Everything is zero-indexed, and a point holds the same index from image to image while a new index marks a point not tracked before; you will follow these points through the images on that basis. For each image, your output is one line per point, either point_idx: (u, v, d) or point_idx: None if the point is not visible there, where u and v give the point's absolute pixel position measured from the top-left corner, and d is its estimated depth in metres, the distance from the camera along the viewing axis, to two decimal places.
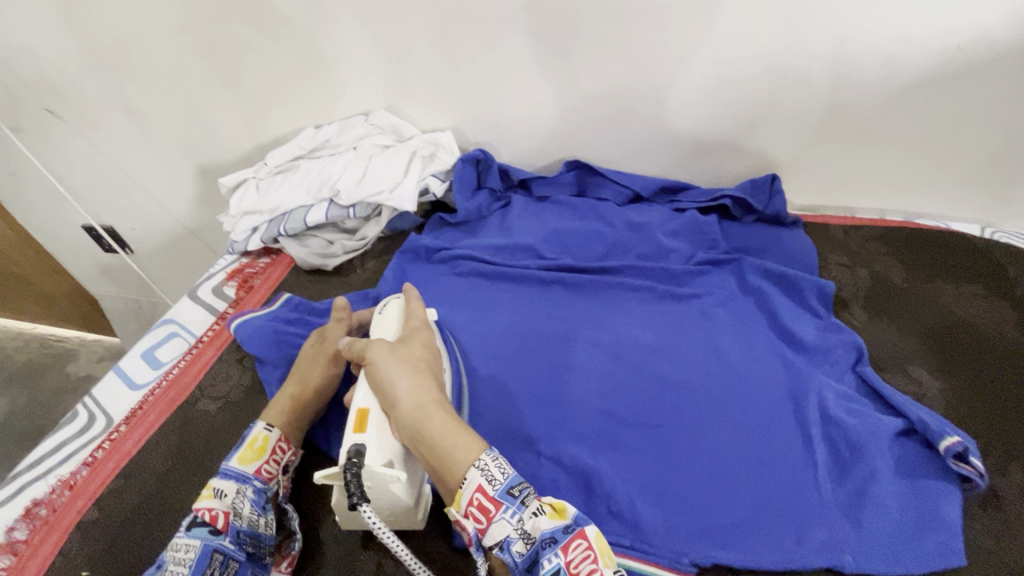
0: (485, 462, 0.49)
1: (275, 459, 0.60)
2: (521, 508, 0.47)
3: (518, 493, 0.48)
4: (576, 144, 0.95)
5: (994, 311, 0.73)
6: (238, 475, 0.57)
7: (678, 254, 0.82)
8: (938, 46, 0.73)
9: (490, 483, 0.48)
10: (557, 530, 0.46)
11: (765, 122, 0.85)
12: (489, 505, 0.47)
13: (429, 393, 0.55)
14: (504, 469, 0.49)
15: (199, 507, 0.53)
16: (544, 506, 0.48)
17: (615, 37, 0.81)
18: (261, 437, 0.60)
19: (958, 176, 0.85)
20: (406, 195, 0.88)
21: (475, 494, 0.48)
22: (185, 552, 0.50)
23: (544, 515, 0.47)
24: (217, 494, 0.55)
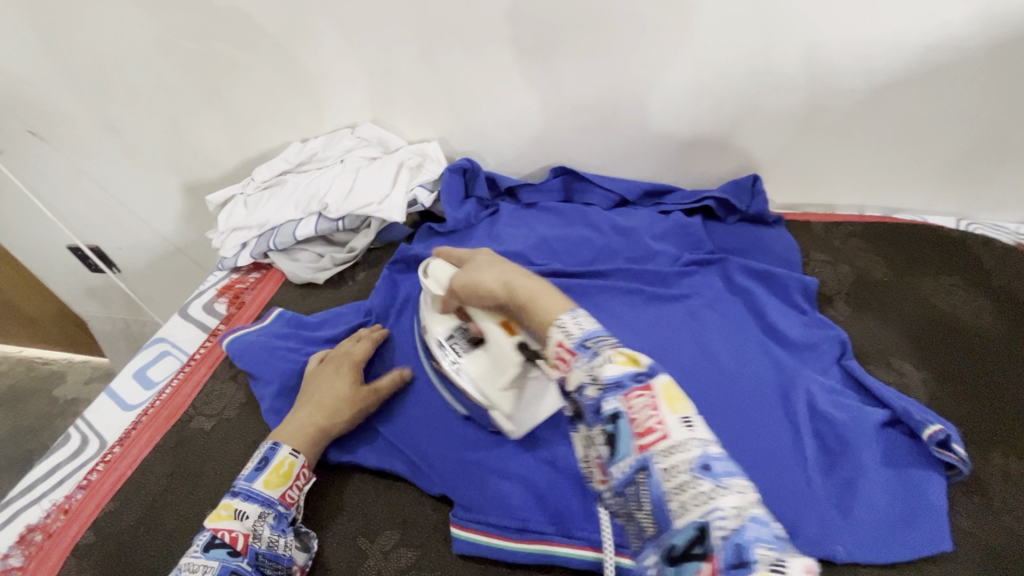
0: (570, 316, 0.44)
1: (299, 485, 0.61)
2: (593, 357, 0.40)
3: (593, 343, 0.41)
4: (561, 151, 0.97)
5: (973, 301, 0.75)
6: (262, 499, 0.58)
7: (665, 256, 0.84)
8: (906, 47, 0.75)
9: (567, 336, 0.43)
10: (625, 375, 0.39)
11: (745, 124, 0.87)
12: (567, 355, 0.42)
13: (512, 269, 0.55)
14: (587, 321, 0.43)
15: (220, 527, 0.55)
16: (617, 353, 0.40)
17: (596, 45, 0.82)
18: (286, 462, 0.61)
19: (933, 171, 0.88)
20: (395, 206, 0.89)
21: (556, 347, 0.43)
22: (202, 572, 0.52)
23: (612, 363, 0.39)
24: (237, 516, 0.56)
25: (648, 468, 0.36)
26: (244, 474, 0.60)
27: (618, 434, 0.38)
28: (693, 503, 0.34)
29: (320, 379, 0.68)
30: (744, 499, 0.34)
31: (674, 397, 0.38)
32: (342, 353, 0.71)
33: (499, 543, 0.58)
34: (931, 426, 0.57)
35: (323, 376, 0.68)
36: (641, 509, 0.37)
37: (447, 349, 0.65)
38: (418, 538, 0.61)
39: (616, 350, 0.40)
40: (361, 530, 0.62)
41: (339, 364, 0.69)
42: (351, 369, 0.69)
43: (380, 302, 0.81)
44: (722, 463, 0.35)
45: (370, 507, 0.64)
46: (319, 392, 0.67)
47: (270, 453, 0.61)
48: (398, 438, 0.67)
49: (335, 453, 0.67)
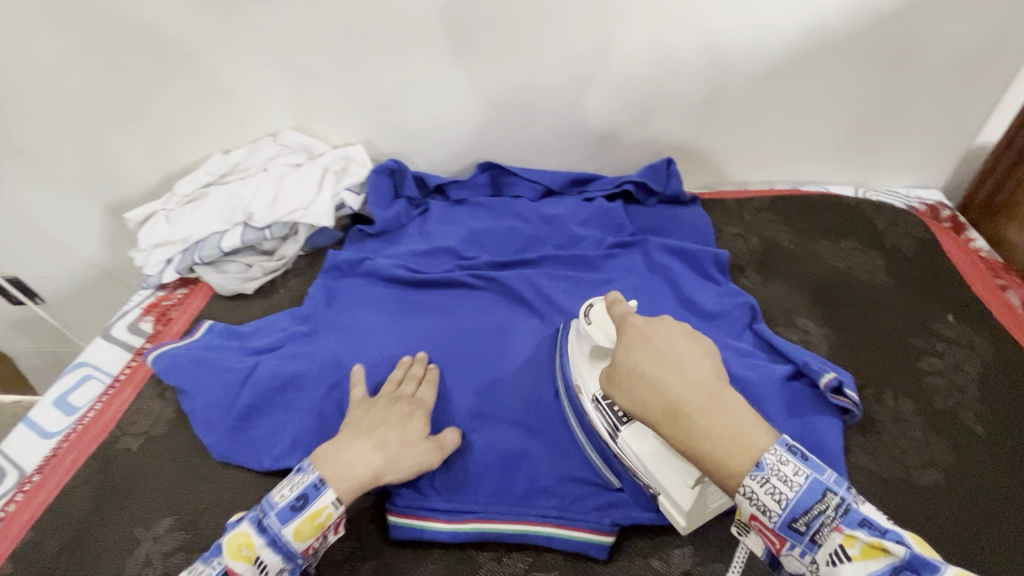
0: (755, 477, 0.42)
1: (324, 537, 0.55)
2: (816, 547, 0.42)
3: (805, 528, 0.42)
4: (486, 147, 0.99)
5: (869, 261, 0.82)
6: (286, 548, 0.53)
7: (590, 240, 0.87)
8: (788, 29, 0.81)
9: (766, 514, 0.43)
10: (872, 571, 0.40)
11: (654, 110, 0.91)
12: (776, 539, 0.43)
13: (684, 388, 0.47)
14: (789, 489, 0.42)
15: (236, 571, 0.51)
16: (850, 543, 0.41)
17: (507, 43, 0.85)
18: (324, 515, 0.54)
19: (830, 145, 0.94)
20: (322, 211, 0.89)
21: (754, 522, 0.44)
22: None
23: (847, 558, 0.40)
24: (256, 561, 0.52)
25: None
26: (278, 509, 0.53)
27: None
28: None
29: (384, 417, 0.61)
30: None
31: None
32: (408, 395, 0.65)
33: (435, 526, 0.60)
34: (825, 373, 0.62)
35: (391, 420, 0.61)
36: None
37: (604, 413, 0.59)
38: (352, 528, 0.61)
39: (843, 534, 0.41)
40: None
41: (412, 409, 0.63)
42: (423, 418, 0.63)
43: (314, 308, 0.81)
44: None
45: None
46: (385, 427, 0.60)
47: (312, 493, 0.54)
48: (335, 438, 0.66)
49: (269, 459, 0.66)
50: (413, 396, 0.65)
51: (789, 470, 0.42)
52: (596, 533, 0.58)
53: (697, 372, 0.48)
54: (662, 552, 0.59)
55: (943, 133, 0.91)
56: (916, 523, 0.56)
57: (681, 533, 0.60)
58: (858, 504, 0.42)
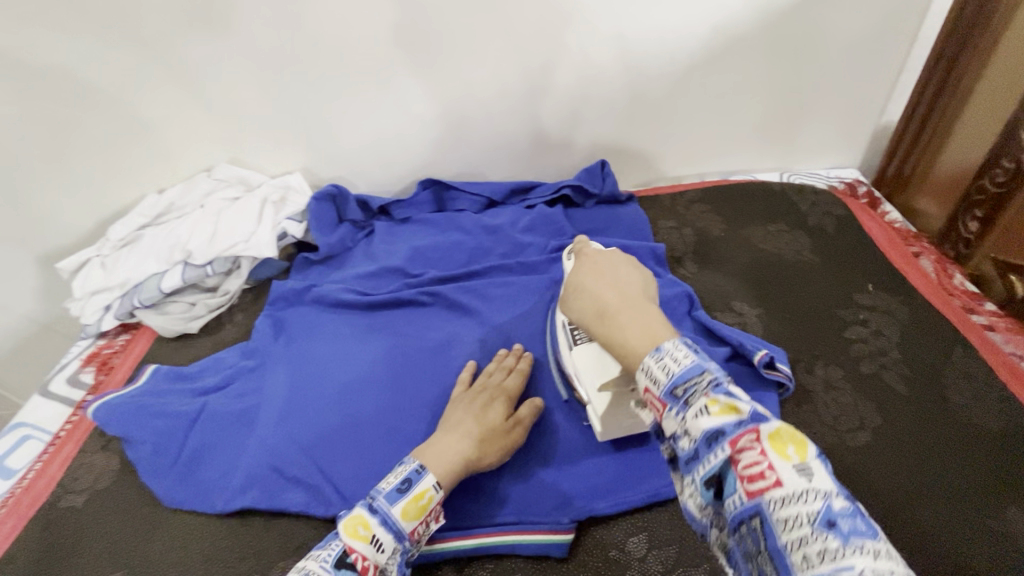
0: (653, 356, 0.43)
1: (429, 521, 0.55)
2: (685, 407, 0.40)
3: (682, 392, 0.40)
4: (424, 164, 1.00)
5: (796, 241, 0.86)
6: (397, 530, 0.53)
7: (533, 247, 0.89)
8: (694, 30, 0.85)
9: (654, 384, 0.42)
10: (725, 424, 0.38)
11: (581, 115, 0.95)
12: (657, 404, 0.42)
13: (617, 291, 0.51)
14: (674, 362, 0.42)
15: (357, 549, 0.50)
16: (710, 400, 0.39)
17: (433, 63, 0.87)
18: (428, 496, 0.55)
19: (751, 135, 1.00)
20: (263, 242, 0.88)
21: (645, 393, 0.43)
22: None
23: (708, 414, 0.38)
24: (372, 541, 0.51)
25: (761, 512, 0.35)
26: (385, 491, 0.54)
27: (726, 487, 0.38)
28: (817, 556, 0.32)
29: (467, 408, 0.64)
30: (879, 559, 0.32)
31: (782, 440, 0.36)
32: (493, 382, 0.67)
33: None
34: (758, 351, 0.65)
35: (472, 409, 0.64)
36: (761, 553, 0.36)
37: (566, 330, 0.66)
38: None
39: (710, 398, 0.39)
40: (255, 566, 0.61)
41: (492, 396, 0.65)
42: (504, 403, 0.65)
43: (263, 341, 0.80)
44: (848, 518, 0.34)
45: (263, 542, 0.63)
46: (466, 420, 0.62)
47: (414, 476, 0.56)
48: (293, 470, 0.66)
49: (222, 500, 0.65)
50: (495, 383, 0.67)
51: (680, 349, 0.42)
52: (556, 532, 0.60)
53: (630, 287, 0.52)
54: (620, 542, 0.60)
55: (852, 115, 0.97)
56: (851, 483, 0.59)
57: (635, 522, 0.62)
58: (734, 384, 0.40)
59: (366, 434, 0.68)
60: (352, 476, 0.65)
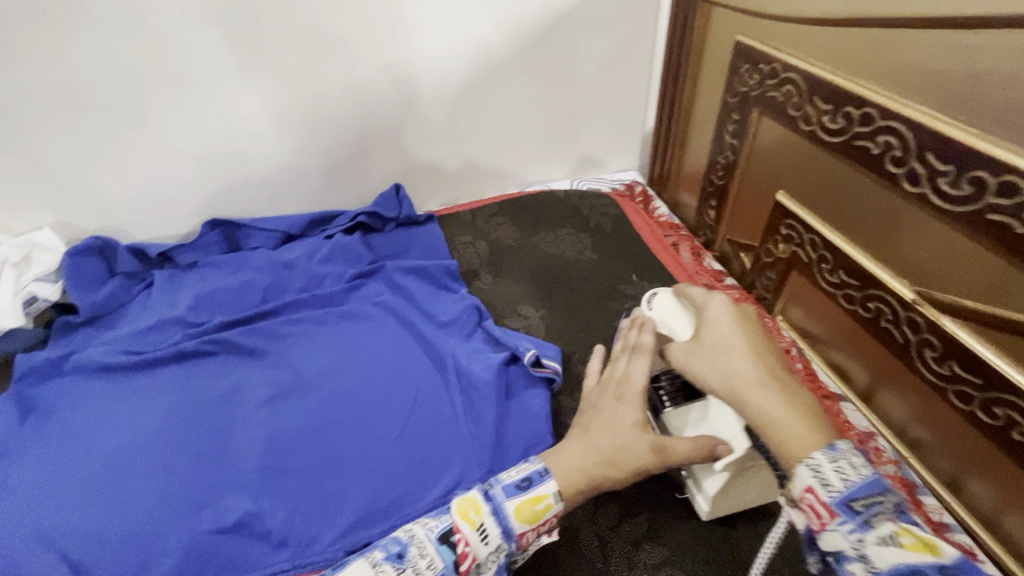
0: (826, 454, 0.47)
1: (539, 530, 0.56)
2: (864, 528, 0.44)
3: (862, 511, 0.44)
4: (210, 203, 0.93)
5: (577, 242, 0.95)
6: (504, 526, 0.54)
7: (331, 277, 0.88)
8: (459, 55, 0.90)
9: (825, 487, 0.45)
10: (925, 565, 0.41)
11: (370, 141, 0.95)
12: (824, 512, 0.45)
13: (756, 363, 0.54)
14: (853, 472, 0.45)
15: (461, 530, 0.53)
16: (905, 536, 0.43)
17: (190, 101, 0.82)
18: (545, 505, 0.55)
19: (539, 148, 1.08)
20: (3, 311, 0.76)
21: (806, 493, 0.46)
22: (426, 564, 0.51)
23: (898, 544, 0.43)
24: (479, 528, 0.53)
25: None
26: (504, 484, 0.56)
27: None
28: None
29: (602, 405, 0.61)
30: None
31: None
32: (612, 381, 0.62)
33: None
34: (528, 351, 0.70)
35: (603, 411, 0.60)
36: None
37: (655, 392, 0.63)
38: None
39: (901, 529, 0.43)
40: None
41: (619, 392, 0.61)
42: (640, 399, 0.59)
43: (4, 427, 0.69)
44: None
45: None
46: (594, 431, 0.59)
47: (536, 479, 0.57)
48: (24, 565, 0.56)
49: None
50: (621, 373, 0.62)
51: (857, 457, 0.46)
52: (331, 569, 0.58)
53: (724, 350, 0.56)
54: None
55: (621, 125, 1.09)
56: None
57: None
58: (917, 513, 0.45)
59: (122, 508, 0.60)
60: (102, 559, 0.57)
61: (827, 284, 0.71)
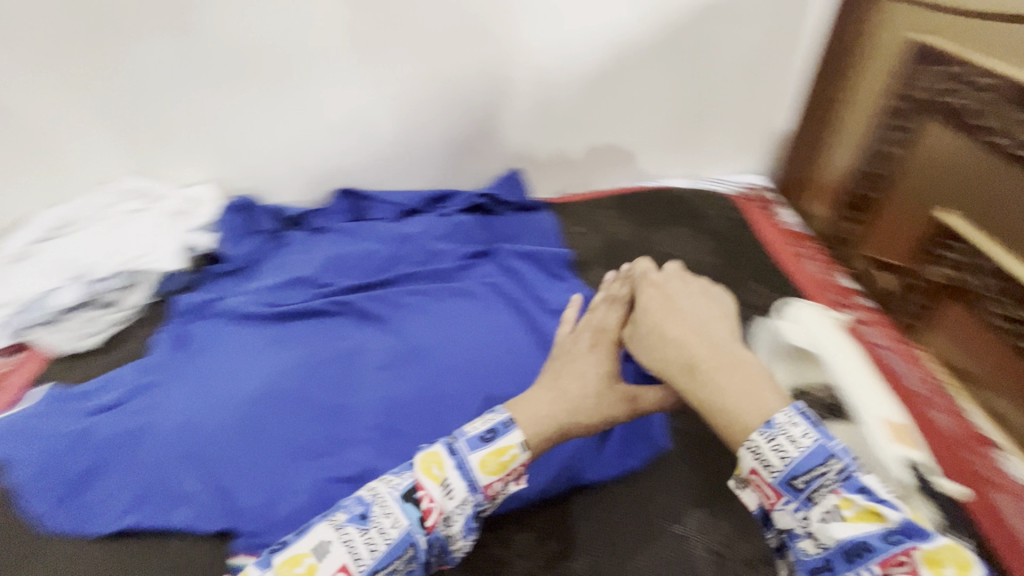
0: (763, 433, 0.47)
1: (506, 481, 0.55)
2: (809, 503, 0.45)
3: (801, 484, 0.45)
4: (341, 174, 0.99)
5: (696, 244, 0.91)
6: (470, 479, 0.53)
7: (447, 254, 0.90)
8: (596, 43, 0.90)
9: (767, 468, 0.46)
10: (867, 535, 0.42)
11: (494, 124, 0.97)
12: (772, 493, 0.46)
13: (699, 342, 0.56)
14: (791, 447, 0.45)
15: (426, 487, 0.52)
16: (846, 506, 0.43)
17: (341, 76, 0.88)
18: (513, 455, 0.55)
19: (661, 144, 1.04)
20: (167, 255, 0.87)
21: (753, 475, 0.47)
22: (388, 524, 0.50)
23: (842, 519, 0.43)
24: (442, 484, 0.53)
25: None
26: (468, 437, 0.55)
27: None
28: None
29: (575, 353, 0.65)
30: None
31: (939, 561, 0.40)
32: (583, 333, 0.67)
33: None
34: None
35: (578, 353, 0.65)
36: None
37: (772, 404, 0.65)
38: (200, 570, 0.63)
39: (844, 500, 0.43)
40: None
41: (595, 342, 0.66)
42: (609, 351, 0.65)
43: (162, 357, 0.78)
44: None
45: (155, 558, 0.64)
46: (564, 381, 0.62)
47: (501, 430, 0.56)
48: (185, 481, 0.64)
49: (109, 520, 0.64)
50: (598, 325, 0.67)
51: (796, 428, 0.46)
52: None
53: (666, 330, 0.59)
54: (504, 540, 0.61)
55: (751, 126, 1.03)
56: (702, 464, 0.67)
57: (522, 519, 0.62)
58: (862, 474, 0.44)
59: (257, 445, 0.66)
60: (244, 486, 0.64)
61: (995, 317, 0.68)
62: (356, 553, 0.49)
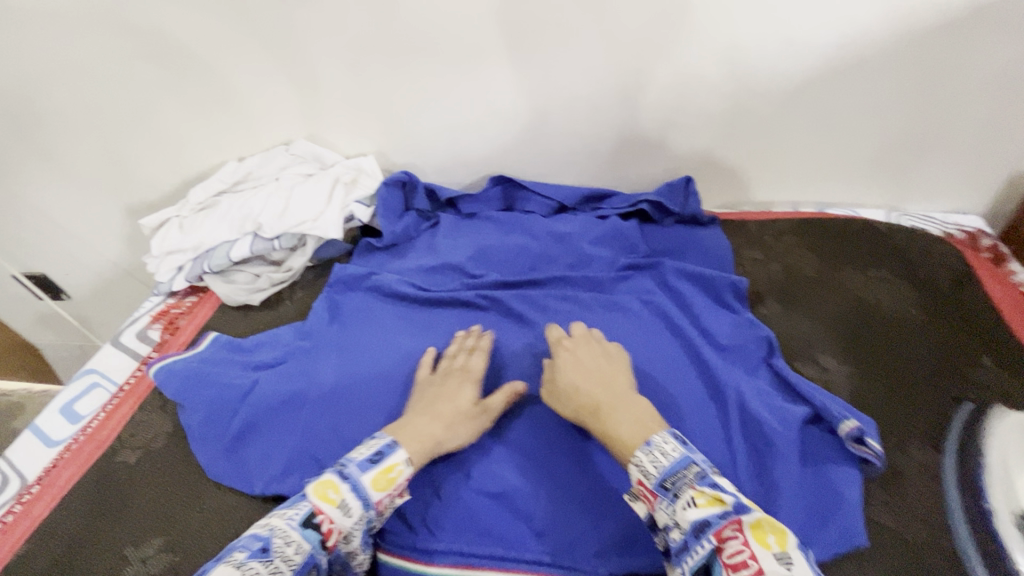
0: (644, 450, 0.51)
1: (397, 496, 0.56)
2: (673, 499, 0.47)
3: (671, 484, 0.48)
4: (499, 160, 0.96)
5: (899, 292, 0.77)
6: (364, 498, 0.54)
7: (602, 261, 0.84)
8: (818, 45, 0.77)
9: (646, 476, 0.50)
10: (710, 515, 0.45)
11: (673, 124, 0.88)
12: (650, 494, 0.49)
13: (611, 386, 0.59)
14: (663, 455, 0.50)
15: (323, 511, 0.51)
16: (698, 496, 0.46)
17: (521, 60, 0.83)
18: (397, 470, 0.56)
19: (862, 165, 0.90)
20: (331, 223, 0.88)
21: (638, 485, 0.51)
22: (294, 549, 0.48)
23: (694, 505, 0.46)
24: (340, 506, 0.52)
25: None
26: (357, 461, 0.55)
27: None
28: None
29: (430, 392, 0.65)
30: None
31: (761, 531, 0.43)
32: (460, 367, 0.68)
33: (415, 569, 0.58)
34: (847, 421, 0.58)
35: (444, 389, 0.65)
36: None
37: None
38: None
39: (697, 491, 0.46)
40: None
41: (461, 377, 0.67)
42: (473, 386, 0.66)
43: (318, 323, 0.80)
44: None
45: None
46: (440, 403, 0.63)
47: (387, 450, 0.57)
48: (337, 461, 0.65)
49: (263, 484, 0.65)
50: (461, 364, 0.69)
51: (667, 444, 0.51)
52: None
53: (596, 375, 0.61)
54: None
55: (984, 156, 0.86)
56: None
57: None
58: (717, 478, 0.48)
59: None
60: None
61: None
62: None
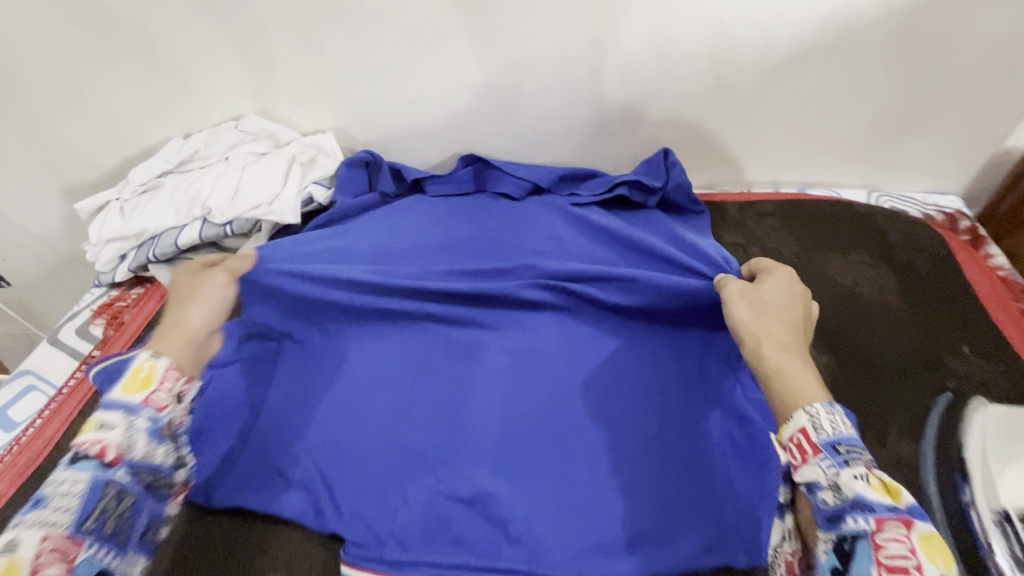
0: (828, 408, 0.45)
1: (167, 388, 0.51)
2: (841, 465, 0.43)
3: (845, 451, 0.43)
4: (470, 138, 0.90)
5: (878, 278, 0.75)
6: (124, 406, 0.49)
7: (578, 247, 0.80)
8: (806, 18, 0.73)
9: (815, 430, 0.45)
10: (880, 502, 0.41)
11: (653, 102, 0.83)
12: (807, 449, 0.45)
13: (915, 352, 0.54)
14: (846, 423, 0.45)
15: (83, 439, 0.47)
16: (872, 478, 0.42)
17: (491, 30, 0.76)
18: (145, 367, 0.51)
19: (847, 144, 0.87)
20: (287, 207, 0.81)
21: (797, 433, 0.46)
22: (71, 484, 0.45)
23: (869, 485, 0.42)
24: (102, 426, 0.48)
25: None
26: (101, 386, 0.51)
27: (854, 553, 0.41)
28: None
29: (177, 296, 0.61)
30: None
31: (934, 547, 0.39)
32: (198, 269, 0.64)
33: None
34: None
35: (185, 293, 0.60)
36: None
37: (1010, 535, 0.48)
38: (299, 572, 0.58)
39: (876, 475, 0.42)
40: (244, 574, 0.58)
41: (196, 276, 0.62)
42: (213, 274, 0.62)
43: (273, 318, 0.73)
44: None
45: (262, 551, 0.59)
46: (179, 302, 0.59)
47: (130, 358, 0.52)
48: (296, 468, 0.62)
49: (221, 494, 0.62)
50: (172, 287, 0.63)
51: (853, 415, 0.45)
52: None
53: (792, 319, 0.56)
54: None
55: (967, 136, 0.85)
56: None
57: None
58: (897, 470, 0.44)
59: (373, 440, 0.63)
60: (353, 489, 0.60)
61: None
62: (53, 522, 0.43)
